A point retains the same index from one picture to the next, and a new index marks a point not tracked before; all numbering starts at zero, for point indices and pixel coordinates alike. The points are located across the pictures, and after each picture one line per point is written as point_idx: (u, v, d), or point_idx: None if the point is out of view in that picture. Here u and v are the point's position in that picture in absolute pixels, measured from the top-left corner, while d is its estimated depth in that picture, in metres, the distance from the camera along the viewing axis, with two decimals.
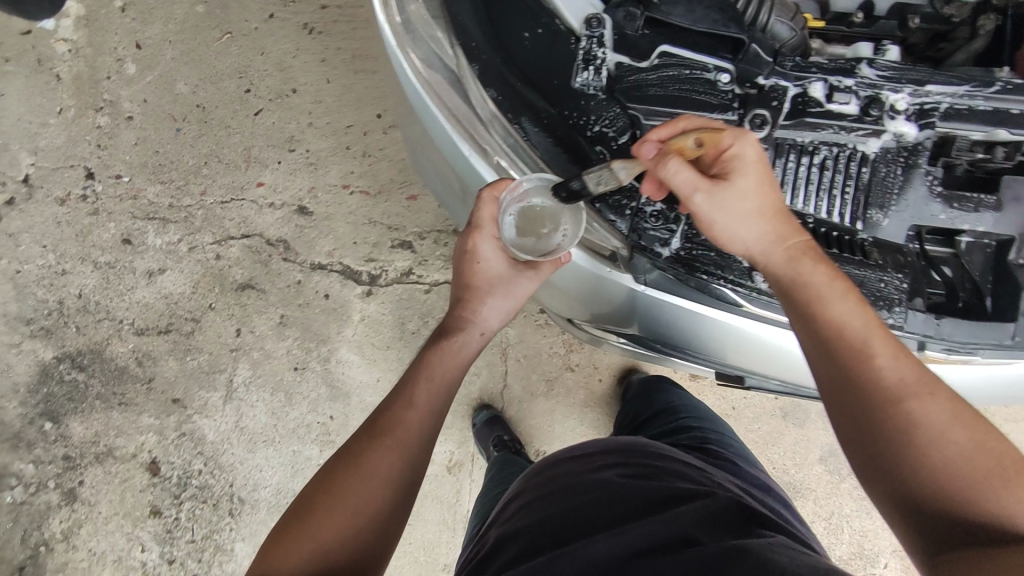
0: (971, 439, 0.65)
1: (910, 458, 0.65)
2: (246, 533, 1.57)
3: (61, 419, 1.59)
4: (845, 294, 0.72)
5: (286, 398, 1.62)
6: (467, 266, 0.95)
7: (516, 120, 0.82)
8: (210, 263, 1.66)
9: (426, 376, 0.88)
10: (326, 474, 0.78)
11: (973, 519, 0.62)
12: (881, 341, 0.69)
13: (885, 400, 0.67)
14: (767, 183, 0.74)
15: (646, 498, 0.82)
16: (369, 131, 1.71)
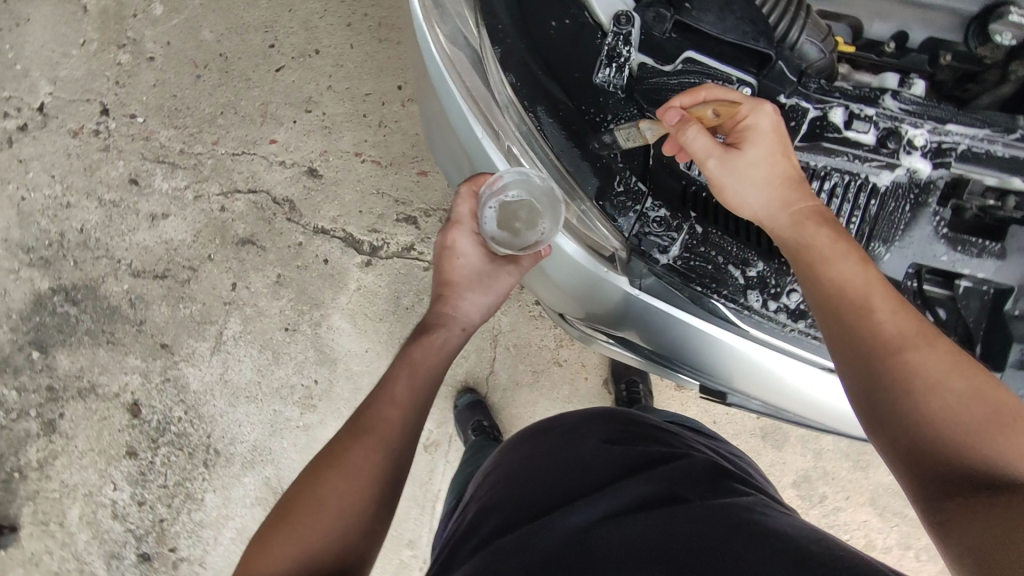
0: (971, 389, 0.66)
1: (906, 411, 0.66)
2: (218, 484, 1.59)
3: (48, 349, 1.60)
4: (849, 250, 0.73)
5: (273, 357, 1.62)
6: (447, 263, 1.02)
7: (532, 108, 0.82)
8: (214, 214, 1.66)
9: (408, 369, 0.90)
10: (309, 472, 0.79)
11: (971, 470, 0.62)
12: (882, 295, 0.70)
13: (885, 353, 0.68)
14: (780, 150, 0.77)
15: (625, 463, 0.84)
16: (387, 101, 1.70)
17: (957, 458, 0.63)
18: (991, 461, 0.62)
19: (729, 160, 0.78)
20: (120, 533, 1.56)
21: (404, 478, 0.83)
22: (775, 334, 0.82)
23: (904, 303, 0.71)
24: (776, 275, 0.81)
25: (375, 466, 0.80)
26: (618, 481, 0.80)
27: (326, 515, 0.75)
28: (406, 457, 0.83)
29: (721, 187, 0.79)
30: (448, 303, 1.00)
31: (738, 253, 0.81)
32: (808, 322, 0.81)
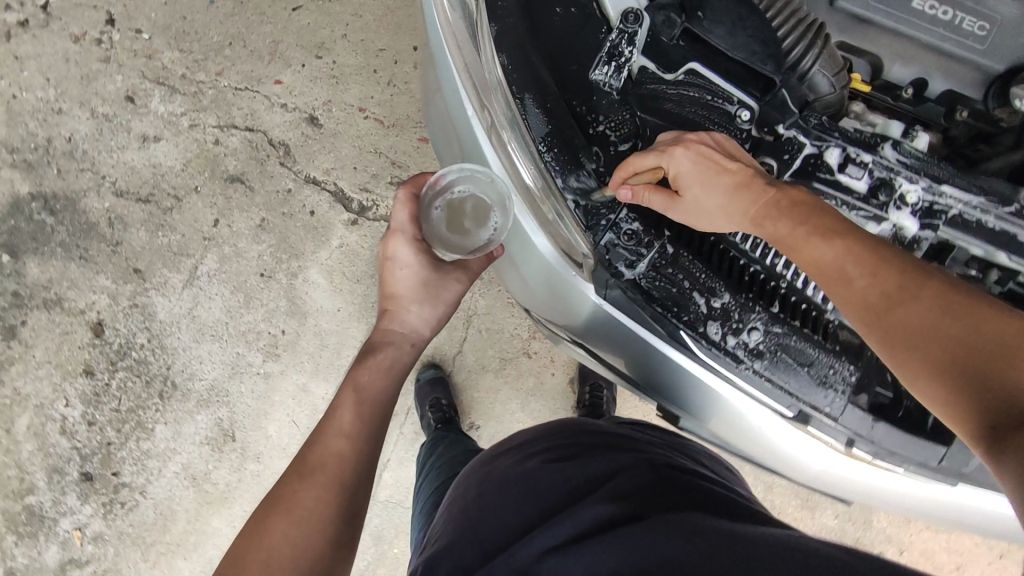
0: (977, 322, 0.61)
1: (923, 374, 0.62)
2: (170, 417, 1.58)
3: (20, 254, 1.57)
4: (811, 226, 0.70)
5: (244, 301, 1.60)
6: (390, 274, 1.03)
7: (519, 94, 0.78)
8: (207, 146, 1.62)
9: (355, 400, 0.92)
10: (257, 519, 0.80)
11: (1010, 407, 0.56)
12: (851, 260, 0.68)
13: (878, 324, 0.65)
14: (716, 175, 0.74)
15: (576, 479, 0.81)
16: (400, 60, 1.66)
17: (992, 402, 0.57)
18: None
19: (686, 208, 0.75)
20: (66, 449, 1.55)
21: (360, 509, 0.85)
22: (727, 373, 0.75)
23: (877, 254, 0.67)
24: (741, 310, 0.74)
25: (326, 502, 0.81)
26: (567, 504, 0.77)
27: (279, 561, 0.76)
28: (361, 488, 0.85)
29: (698, 230, 0.77)
30: (393, 318, 1.03)
31: (705, 281, 0.75)
32: (766, 363, 0.74)
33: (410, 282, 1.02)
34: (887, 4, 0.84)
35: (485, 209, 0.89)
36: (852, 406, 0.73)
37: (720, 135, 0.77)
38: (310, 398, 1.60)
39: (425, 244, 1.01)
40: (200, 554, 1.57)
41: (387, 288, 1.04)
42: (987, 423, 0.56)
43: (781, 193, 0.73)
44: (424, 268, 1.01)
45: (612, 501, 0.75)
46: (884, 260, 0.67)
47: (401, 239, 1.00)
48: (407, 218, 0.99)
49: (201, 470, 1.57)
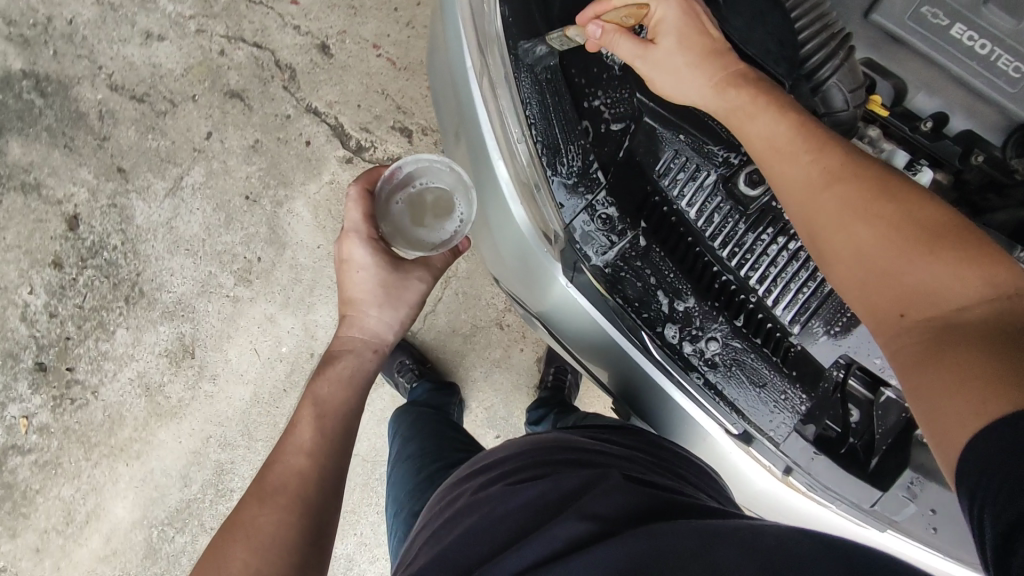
0: (906, 206, 0.61)
1: (849, 257, 0.63)
2: (133, 324, 1.56)
3: (4, 132, 1.53)
4: (770, 102, 0.68)
5: (225, 220, 1.57)
6: (347, 275, 1.01)
7: (512, 50, 0.75)
8: (211, 55, 1.57)
9: (315, 414, 0.93)
10: (214, 554, 0.77)
11: (923, 297, 0.58)
12: (799, 138, 0.66)
13: (813, 206, 0.65)
14: (695, 32, 0.73)
15: (545, 495, 0.69)
16: (423, 2, 1.60)
17: (906, 291, 0.59)
18: (936, 280, 0.58)
19: (651, 50, 0.72)
20: (24, 336, 1.53)
21: (327, 527, 0.84)
22: (677, 379, 0.73)
23: (824, 134, 0.66)
24: (702, 317, 0.73)
25: (287, 522, 0.80)
26: (536, 526, 0.65)
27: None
28: (325, 505, 0.85)
29: (652, 84, 0.74)
30: (354, 322, 1.03)
31: (671, 280, 0.73)
32: (718, 375, 0.73)
33: (368, 286, 1.01)
34: (923, 27, 0.80)
35: (447, 200, 0.95)
36: (796, 434, 0.71)
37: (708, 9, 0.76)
38: (276, 330, 1.58)
39: (383, 243, 1.00)
40: (142, 463, 1.56)
41: (345, 292, 1.03)
42: (899, 309, 0.59)
43: (746, 70, 0.72)
44: (381, 271, 1.00)
45: (587, 516, 0.63)
46: (830, 141, 0.65)
47: (356, 241, 0.99)
48: (362, 217, 0.98)
49: (156, 381, 1.56)
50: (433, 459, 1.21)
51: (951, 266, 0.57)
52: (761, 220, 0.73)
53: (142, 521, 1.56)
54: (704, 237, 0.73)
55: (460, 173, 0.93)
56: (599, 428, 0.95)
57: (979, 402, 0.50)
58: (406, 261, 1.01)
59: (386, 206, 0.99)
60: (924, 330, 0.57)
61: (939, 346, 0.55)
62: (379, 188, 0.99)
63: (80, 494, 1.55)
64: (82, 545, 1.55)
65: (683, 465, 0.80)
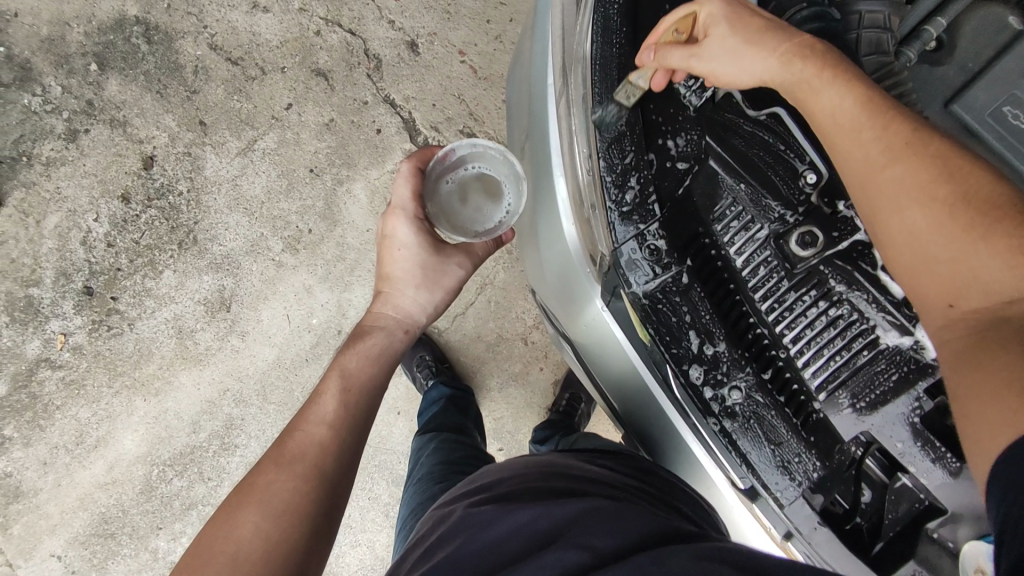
0: (967, 188, 0.59)
1: (901, 243, 0.62)
2: (181, 268, 1.62)
3: (106, 67, 1.62)
4: (838, 74, 0.67)
5: (287, 188, 1.64)
6: (389, 249, 1.05)
7: (592, 72, 0.78)
8: (308, 33, 1.65)
9: (341, 388, 0.94)
10: (226, 512, 0.79)
11: (976, 288, 0.57)
12: (865, 113, 0.65)
13: (870, 187, 0.64)
14: (748, 21, 0.73)
15: (536, 522, 0.69)
16: (514, 20, 1.68)
17: (950, 280, 0.59)
18: (986, 271, 0.57)
19: (705, 48, 0.73)
20: (80, 259, 1.60)
21: (340, 498, 0.85)
22: (693, 421, 0.74)
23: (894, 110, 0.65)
24: (730, 364, 0.74)
25: (303, 492, 0.81)
26: (527, 555, 0.65)
27: (251, 554, 0.73)
28: (340, 480, 0.86)
29: (716, 78, 0.74)
30: (388, 299, 1.06)
31: (705, 322, 0.75)
32: (735, 426, 0.73)
33: (407, 265, 1.05)
34: (1002, 126, 0.83)
35: (496, 187, 0.98)
36: (803, 500, 0.70)
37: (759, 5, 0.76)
38: (310, 301, 1.63)
39: (427, 224, 1.04)
40: (159, 401, 1.62)
41: (384, 269, 1.07)
42: (948, 300, 0.59)
43: (814, 40, 0.70)
44: (423, 251, 1.04)
45: (577, 548, 0.64)
46: (896, 118, 0.64)
47: (401, 218, 1.03)
48: (410, 195, 1.02)
49: (189, 326, 1.62)
50: (438, 482, 1.18)
51: (1009, 260, 0.55)
52: (805, 281, 0.73)
53: (146, 458, 1.61)
54: (746, 287, 0.75)
55: (513, 163, 0.96)
56: (593, 451, 0.94)
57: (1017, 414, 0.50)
58: (450, 246, 1.05)
59: (435, 185, 1.02)
60: (971, 321, 0.57)
61: (983, 341, 0.55)
62: (430, 168, 1.02)
63: (96, 419, 1.61)
64: (85, 468, 1.61)
65: (677, 496, 0.80)
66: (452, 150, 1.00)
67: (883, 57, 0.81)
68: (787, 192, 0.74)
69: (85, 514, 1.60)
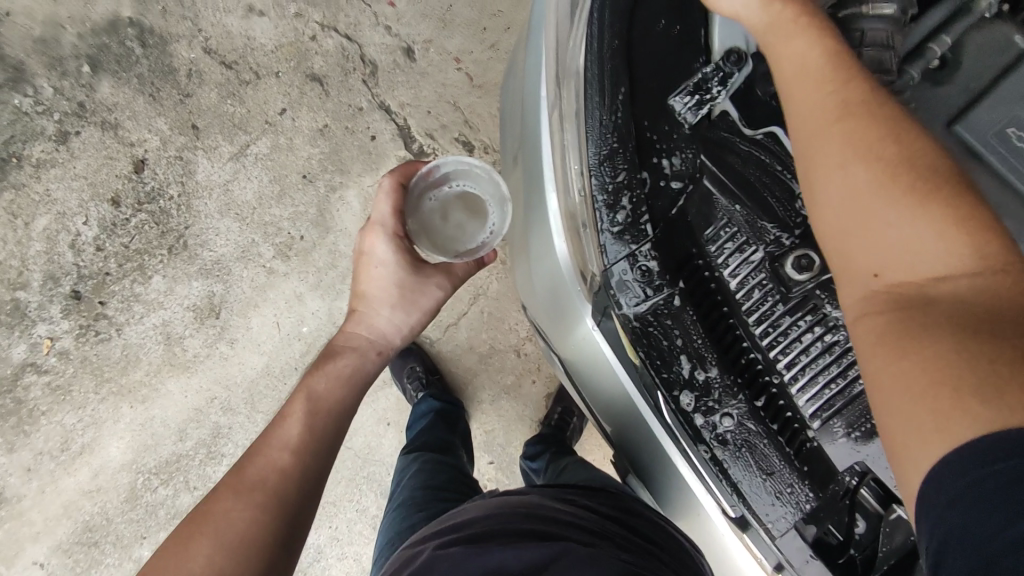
0: (914, 155, 0.56)
1: (835, 205, 0.58)
2: (170, 273, 1.60)
3: (98, 69, 1.60)
4: (811, 25, 0.64)
5: (279, 194, 1.62)
6: (365, 266, 1.03)
7: (586, 88, 0.76)
8: (303, 38, 1.63)
9: (307, 411, 0.92)
10: (178, 543, 0.76)
11: (905, 260, 0.54)
12: (827, 67, 0.61)
13: (816, 140, 0.60)
14: None
15: (505, 565, 0.67)
16: (512, 28, 1.67)
17: (878, 250, 0.55)
18: (920, 243, 0.53)
19: None
20: (68, 263, 1.58)
21: (302, 526, 0.83)
22: (683, 446, 0.72)
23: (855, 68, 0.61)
24: (722, 390, 0.71)
25: (261, 520, 0.79)
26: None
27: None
28: (302, 507, 0.84)
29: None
30: (362, 320, 1.04)
31: (697, 346, 0.72)
32: (727, 454, 0.70)
33: (384, 284, 1.02)
34: (1004, 148, 0.81)
35: (480, 207, 0.98)
36: (795, 532, 0.68)
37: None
38: (300, 308, 1.61)
39: (406, 241, 1.01)
40: (146, 408, 1.59)
41: (359, 286, 1.04)
42: (873, 270, 0.56)
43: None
44: (400, 270, 1.01)
45: None
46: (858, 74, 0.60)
47: (380, 235, 1.00)
48: (390, 211, 0.99)
49: (177, 332, 1.60)
50: (418, 511, 1.15)
51: (943, 232, 0.52)
52: (800, 307, 0.71)
53: (131, 465, 1.59)
54: (740, 310, 0.73)
55: (498, 182, 0.96)
56: (585, 487, 0.92)
57: (942, 416, 0.48)
58: (429, 265, 1.03)
59: (417, 202, 1.01)
60: (895, 295, 0.54)
61: (908, 316, 0.52)
62: (413, 183, 1.00)
63: (81, 425, 1.58)
64: (70, 475, 1.58)
65: (659, 538, 0.79)
66: (436, 166, 0.99)
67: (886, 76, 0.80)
68: (783, 214, 0.73)
69: (69, 521, 1.57)
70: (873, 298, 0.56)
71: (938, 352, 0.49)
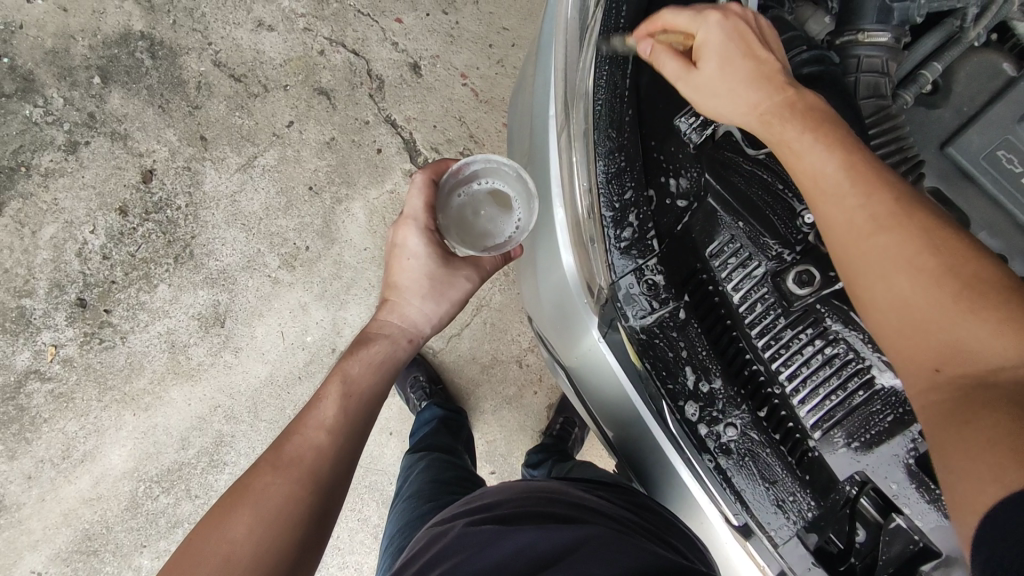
0: (953, 259, 0.58)
1: (887, 308, 0.60)
2: (176, 282, 1.62)
3: (109, 81, 1.63)
4: (820, 137, 0.67)
5: (286, 205, 1.64)
6: (397, 258, 1.04)
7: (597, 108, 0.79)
8: (312, 53, 1.67)
9: (342, 394, 0.93)
10: (221, 512, 0.79)
11: (962, 354, 0.55)
12: (847, 175, 0.64)
13: (855, 249, 0.62)
14: (747, 50, 0.73)
15: (535, 546, 0.70)
16: (516, 45, 1.71)
17: (935, 345, 0.57)
18: (975, 340, 0.55)
19: (695, 76, 0.75)
20: (74, 271, 1.59)
21: (334, 504, 0.86)
22: (687, 456, 0.74)
23: (876, 173, 0.63)
24: (725, 401, 0.74)
25: (297, 499, 0.81)
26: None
27: (240, 558, 0.74)
28: (335, 488, 0.86)
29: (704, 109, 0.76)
30: (394, 308, 1.05)
31: (701, 357, 0.75)
32: (730, 463, 0.73)
33: (415, 275, 1.03)
34: (996, 169, 0.84)
35: (508, 203, 0.97)
36: (797, 540, 0.70)
37: (764, 21, 0.75)
38: (305, 318, 1.63)
39: (437, 235, 1.02)
40: (148, 416, 1.60)
41: (392, 278, 1.06)
42: (934, 363, 0.57)
43: (796, 100, 0.71)
44: (432, 262, 1.02)
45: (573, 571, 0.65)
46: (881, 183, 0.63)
47: (412, 228, 1.01)
48: (422, 205, 1.00)
49: (182, 340, 1.61)
50: (427, 501, 1.16)
51: (997, 330, 0.54)
52: (802, 319, 0.73)
53: (133, 473, 1.59)
54: (743, 323, 0.75)
55: (526, 180, 0.93)
56: (591, 482, 0.94)
57: (999, 469, 0.49)
58: (457, 257, 1.03)
59: (448, 198, 1.02)
60: (958, 388, 0.55)
61: (969, 406, 0.54)
62: (444, 180, 1.02)
63: (83, 433, 1.58)
64: (71, 483, 1.58)
65: (673, 533, 0.79)
66: (468, 162, 0.99)
67: (880, 99, 0.83)
68: (785, 231, 0.75)
69: (69, 530, 1.57)
70: (933, 392, 0.56)
71: (1002, 437, 0.50)
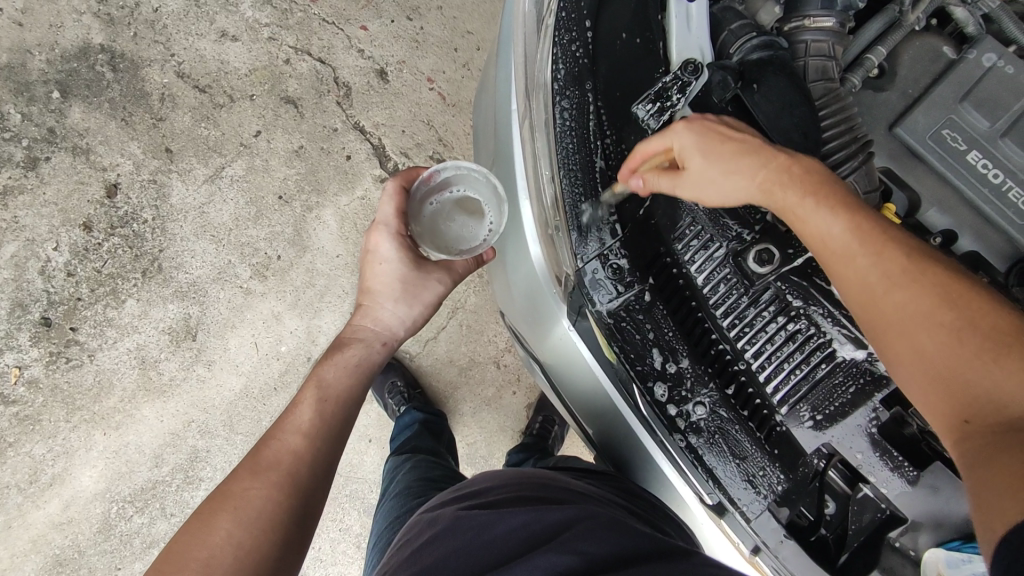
0: (972, 314, 0.59)
1: (915, 366, 0.61)
2: (144, 296, 1.59)
3: (68, 95, 1.60)
4: (821, 199, 0.68)
5: (255, 215, 1.62)
6: (370, 265, 1.03)
7: (558, 96, 0.81)
8: (277, 62, 1.66)
9: (318, 398, 0.92)
10: (201, 518, 0.78)
11: (986, 404, 0.57)
12: (856, 239, 0.65)
13: (874, 308, 0.64)
14: (723, 138, 0.74)
15: (528, 526, 0.70)
16: (481, 49, 1.72)
17: (962, 398, 0.58)
18: (999, 386, 0.56)
19: (683, 178, 0.75)
20: (37, 289, 1.55)
21: (315, 507, 0.85)
22: (659, 438, 0.75)
23: (884, 232, 0.65)
24: (693, 380, 0.76)
25: (278, 501, 0.80)
26: (518, 556, 0.66)
27: (222, 561, 0.73)
28: (315, 487, 0.85)
29: (704, 201, 0.76)
30: (368, 312, 1.04)
31: (669, 339, 0.77)
32: (700, 441, 0.74)
33: (388, 279, 1.02)
34: (941, 147, 0.87)
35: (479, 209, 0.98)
36: (769, 513, 0.71)
37: (736, 121, 0.76)
38: (279, 328, 1.61)
39: (409, 240, 1.03)
40: (119, 435, 1.56)
41: (366, 282, 1.04)
42: (961, 415, 0.58)
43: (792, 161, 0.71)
44: (403, 266, 1.02)
45: (569, 551, 0.64)
46: (891, 240, 0.64)
47: (384, 234, 1.01)
48: (394, 211, 1.01)
49: (153, 356, 1.58)
50: (414, 498, 1.15)
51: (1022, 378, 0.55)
52: (764, 298, 0.75)
53: (104, 494, 1.55)
54: (708, 305, 0.77)
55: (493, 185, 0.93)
56: (579, 472, 0.93)
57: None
58: (429, 262, 1.03)
59: (420, 207, 1.03)
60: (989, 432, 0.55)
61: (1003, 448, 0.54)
62: (416, 188, 1.03)
63: (51, 455, 1.54)
64: (39, 507, 1.53)
65: (661, 518, 0.79)
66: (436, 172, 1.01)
67: (829, 83, 0.86)
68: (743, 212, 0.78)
69: (38, 556, 1.52)
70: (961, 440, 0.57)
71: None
